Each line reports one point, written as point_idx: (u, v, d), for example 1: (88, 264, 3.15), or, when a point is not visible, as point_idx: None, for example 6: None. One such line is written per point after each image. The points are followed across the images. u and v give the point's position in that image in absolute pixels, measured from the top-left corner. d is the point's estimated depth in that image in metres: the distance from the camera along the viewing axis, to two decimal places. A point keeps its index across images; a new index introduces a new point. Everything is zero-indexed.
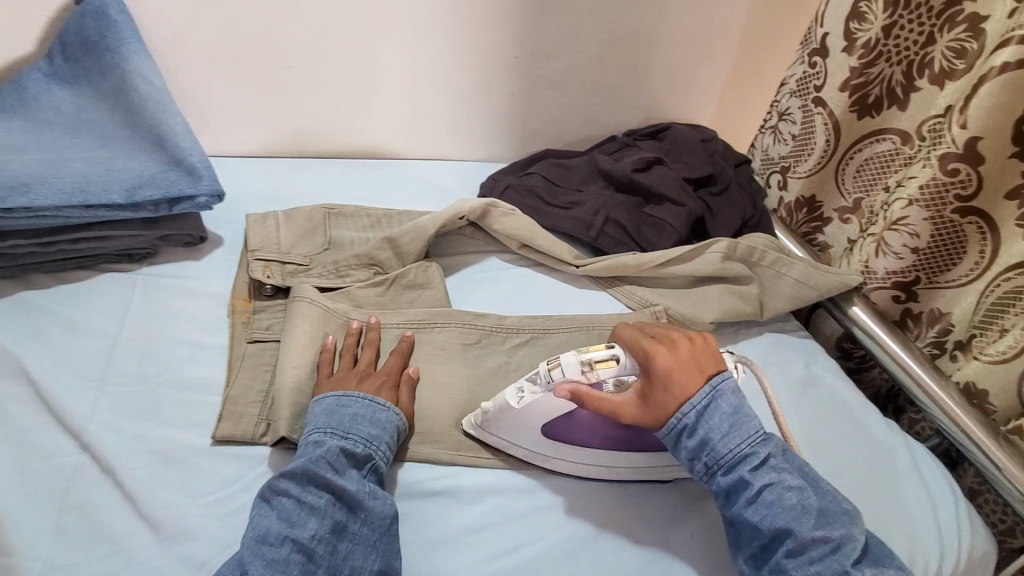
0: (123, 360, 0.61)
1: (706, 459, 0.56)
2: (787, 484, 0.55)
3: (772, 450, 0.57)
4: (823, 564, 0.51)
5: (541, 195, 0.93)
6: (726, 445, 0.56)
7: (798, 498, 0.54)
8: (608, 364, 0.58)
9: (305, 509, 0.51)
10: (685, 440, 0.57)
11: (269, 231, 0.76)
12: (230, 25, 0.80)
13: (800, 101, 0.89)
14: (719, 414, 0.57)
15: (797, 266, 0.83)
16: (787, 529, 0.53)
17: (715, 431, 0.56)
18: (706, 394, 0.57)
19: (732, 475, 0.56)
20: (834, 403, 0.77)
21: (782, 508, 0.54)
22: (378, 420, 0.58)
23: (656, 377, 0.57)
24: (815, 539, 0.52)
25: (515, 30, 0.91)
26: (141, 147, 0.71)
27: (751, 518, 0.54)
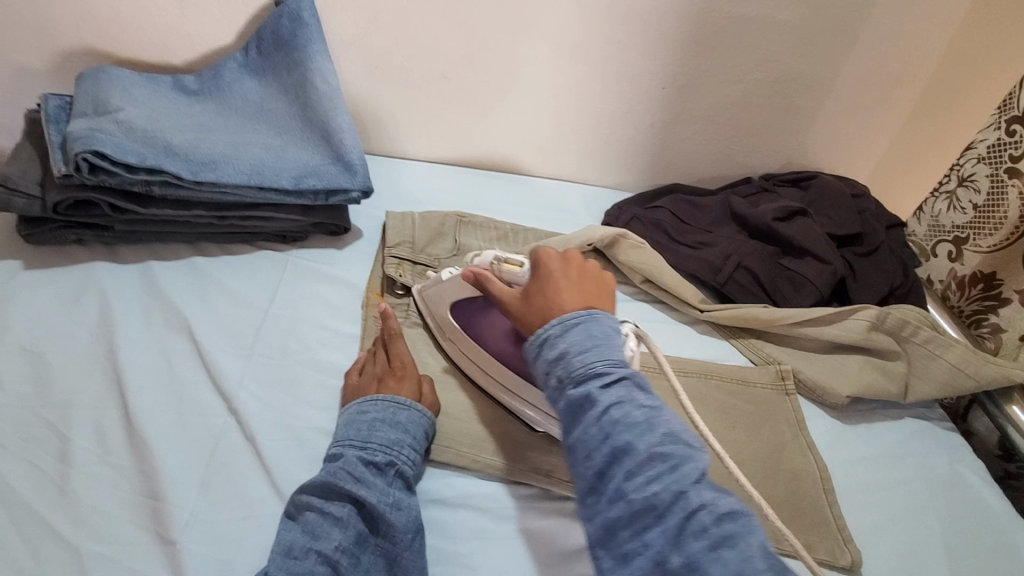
0: (271, 335, 0.65)
1: (559, 372, 0.49)
2: (638, 404, 0.46)
3: (631, 374, 0.48)
4: (657, 484, 0.41)
5: (667, 231, 0.90)
6: (580, 357, 0.48)
7: (646, 417, 0.45)
8: (514, 267, 0.64)
9: (328, 521, 0.49)
10: (544, 353, 0.51)
11: (406, 230, 0.79)
12: (401, 35, 0.85)
13: (988, 169, 0.81)
14: (583, 328, 0.50)
15: (955, 349, 0.74)
16: (625, 447, 0.44)
17: (574, 345, 0.49)
18: (580, 313, 0.52)
19: (580, 389, 0.47)
20: (987, 514, 0.67)
21: (625, 425, 0.44)
22: (399, 422, 0.57)
23: (539, 275, 0.57)
24: (652, 458, 0.43)
25: (668, 61, 0.90)
26: (311, 140, 0.78)
27: (588, 437, 0.45)
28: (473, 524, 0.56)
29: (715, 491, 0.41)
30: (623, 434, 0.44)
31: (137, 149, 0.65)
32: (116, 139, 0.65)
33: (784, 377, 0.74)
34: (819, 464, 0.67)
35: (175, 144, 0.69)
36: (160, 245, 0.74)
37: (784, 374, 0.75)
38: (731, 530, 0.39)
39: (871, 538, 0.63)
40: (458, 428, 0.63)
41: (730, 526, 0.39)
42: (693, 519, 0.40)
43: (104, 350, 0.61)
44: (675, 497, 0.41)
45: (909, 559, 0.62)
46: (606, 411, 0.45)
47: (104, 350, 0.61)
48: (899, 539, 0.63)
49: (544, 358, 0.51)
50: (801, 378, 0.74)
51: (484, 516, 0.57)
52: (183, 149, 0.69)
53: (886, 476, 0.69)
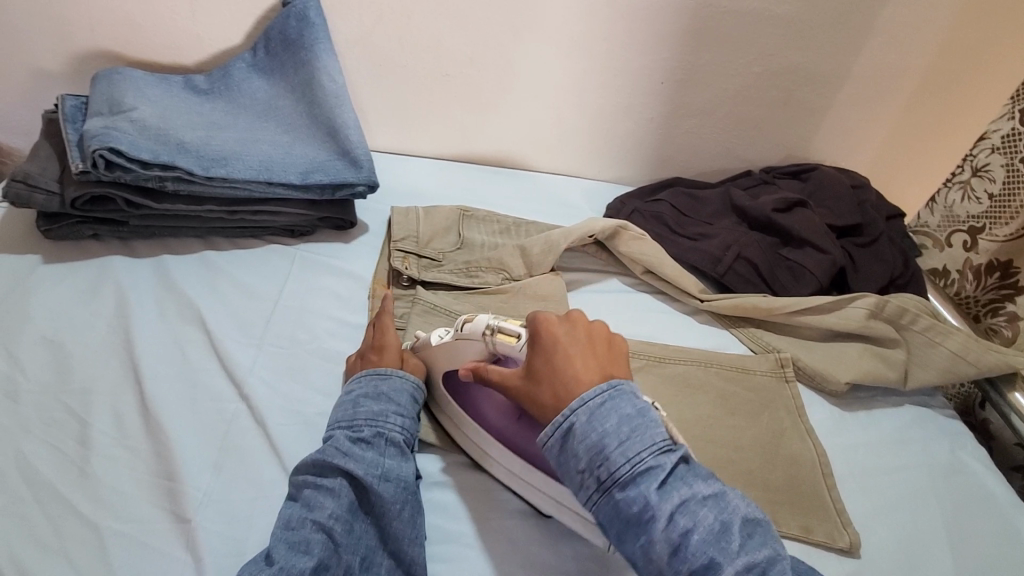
0: (280, 325, 0.67)
1: (602, 475, 0.48)
2: (699, 498, 0.47)
3: (677, 461, 0.48)
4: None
5: (668, 223, 0.91)
6: (626, 455, 0.47)
7: (714, 516, 0.46)
8: (510, 338, 0.57)
9: (321, 493, 0.51)
10: (578, 451, 0.49)
11: (410, 224, 0.81)
12: (405, 34, 0.87)
13: (1003, 158, 0.81)
14: (617, 417, 0.49)
15: (955, 336, 0.75)
16: (706, 562, 0.44)
17: (612, 439, 0.48)
18: (602, 391, 0.50)
19: (634, 494, 0.46)
20: (986, 499, 0.68)
21: (697, 532, 0.45)
22: (382, 396, 0.58)
23: (543, 350, 0.54)
24: (737, 568, 0.43)
25: (667, 56, 0.91)
26: (318, 137, 0.80)
27: (657, 552, 0.45)
28: (475, 506, 0.58)
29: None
30: (696, 544, 0.44)
31: (151, 146, 0.68)
32: (131, 136, 0.67)
33: (783, 365, 0.75)
34: (818, 449, 0.68)
35: (187, 141, 0.71)
36: (172, 239, 0.76)
37: (784, 361, 0.75)
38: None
39: (869, 522, 0.64)
40: (458, 435, 0.62)
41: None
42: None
43: (121, 340, 0.63)
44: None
45: (907, 542, 0.63)
46: (672, 518, 0.45)
47: (121, 341, 0.63)
48: (897, 523, 0.64)
49: (579, 458, 0.49)
50: (799, 365, 0.75)
51: (488, 499, 0.59)
52: (194, 146, 0.71)
53: (884, 462, 0.70)
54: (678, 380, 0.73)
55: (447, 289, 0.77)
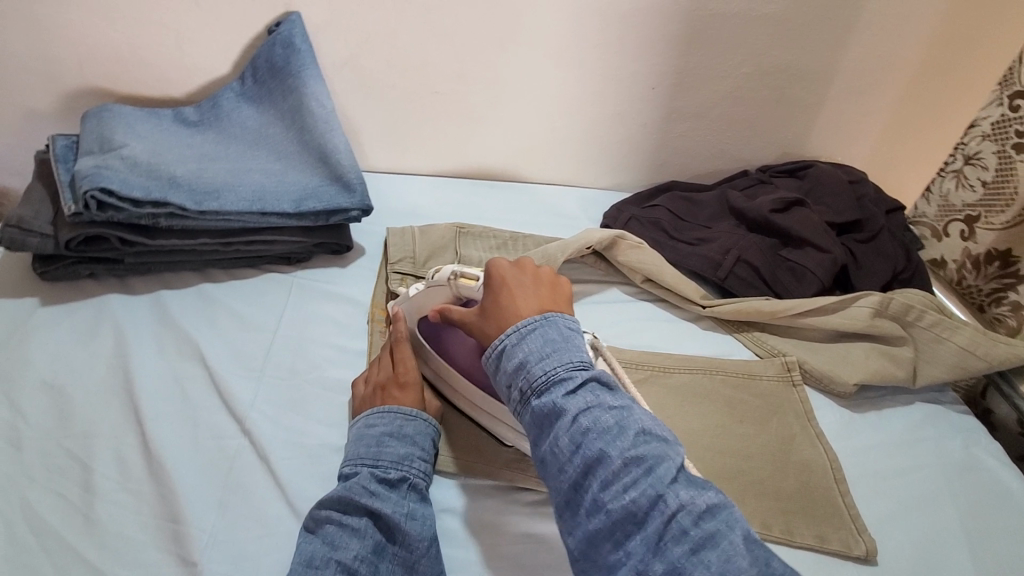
0: (279, 356, 0.67)
1: (522, 384, 0.50)
2: (605, 407, 0.48)
3: (591, 375, 0.50)
4: (635, 489, 0.44)
5: (666, 229, 0.91)
6: (542, 366, 0.50)
7: (616, 421, 0.47)
8: (471, 281, 0.61)
9: (346, 532, 0.50)
10: (505, 366, 0.52)
11: (406, 245, 0.81)
12: (392, 53, 0.87)
13: (994, 146, 0.80)
14: (539, 335, 0.52)
15: (963, 331, 0.74)
16: (598, 456, 0.45)
17: (534, 354, 0.51)
18: (535, 320, 0.53)
19: (546, 398, 0.49)
20: (1006, 497, 0.67)
21: (595, 430, 0.46)
22: (406, 435, 0.57)
23: (492, 289, 0.58)
24: (625, 462, 0.45)
25: (657, 62, 0.90)
26: (310, 163, 0.80)
27: (560, 449, 0.47)
28: (483, 532, 0.57)
29: (689, 488, 0.44)
30: (593, 442, 0.46)
31: (143, 184, 0.68)
32: (122, 175, 0.67)
33: (789, 368, 0.74)
34: (829, 454, 0.67)
35: (178, 175, 0.71)
36: (169, 274, 0.76)
37: (790, 365, 0.75)
38: (711, 527, 0.42)
39: (886, 527, 0.63)
40: (442, 382, 0.67)
41: (711, 524, 0.42)
42: (674, 521, 0.42)
43: (121, 380, 0.63)
44: (653, 502, 0.43)
45: (924, 545, 0.62)
46: (574, 418, 0.47)
47: (121, 380, 0.63)
48: (915, 527, 0.63)
49: (505, 371, 0.52)
50: (805, 368, 0.75)
51: (497, 524, 0.58)
52: (186, 180, 0.71)
53: (898, 464, 0.68)
54: (684, 390, 0.72)
55: None
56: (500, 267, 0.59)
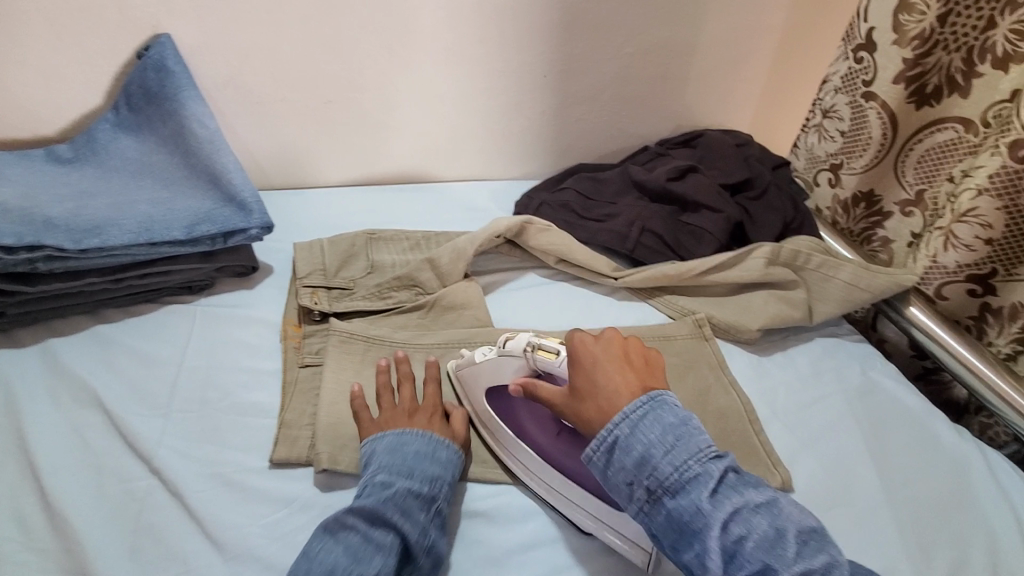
0: (186, 388, 0.64)
1: (649, 483, 0.49)
2: (749, 504, 0.47)
3: (723, 467, 0.48)
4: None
5: (575, 210, 0.94)
6: (671, 463, 0.48)
7: (769, 523, 0.46)
8: (550, 354, 0.60)
9: (369, 547, 0.49)
10: (622, 460, 0.50)
11: (314, 257, 0.78)
12: (276, 66, 0.85)
13: (847, 98, 0.86)
14: (656, 424, 0.50)
15: (846, 268, 0.80)
16: (763, 569, 0.44)
17: (656, 448, 0.49)
18: (643, 404, 0.51)
19: (685, 500, 0.47)
20: (900, 411, 0.73)
21: (750, 539, 0.45)
22: (439, 458, 0.57)
23: (583, 367, 0.56)
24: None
25: (543, 50, 0.93)
26: (200, 187, 0.77)
27: (712, 558, 0.45)
28: None
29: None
30: (753, 554, 0.44)
31: (13, 229, 0.63)
32: None
33: (700, 325, 0.78)
34: (742, 399, 0.71)
35: (55, 216, 0.67)
36: (59, 321, 0.71)
37: (701, 322, 0.79)
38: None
39: (797, 456, 0.67)
40: (500, 450, 0.63)
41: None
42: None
43: (10, 439, 0.58)
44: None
45: (834, 467, 0.67)
46: (723, 525, 0.46)
47: (11, 440, 0.58)
48: (824, 452, 0.68)
49: (622, 467, 0.50)
50: (715, 323, 0.79)
51: None
52: (63, 220, 0.67)
53: (804, 397, 0.73)
54: None
55: (362, 316, 0.75)
56: (583, 343, 0.57)
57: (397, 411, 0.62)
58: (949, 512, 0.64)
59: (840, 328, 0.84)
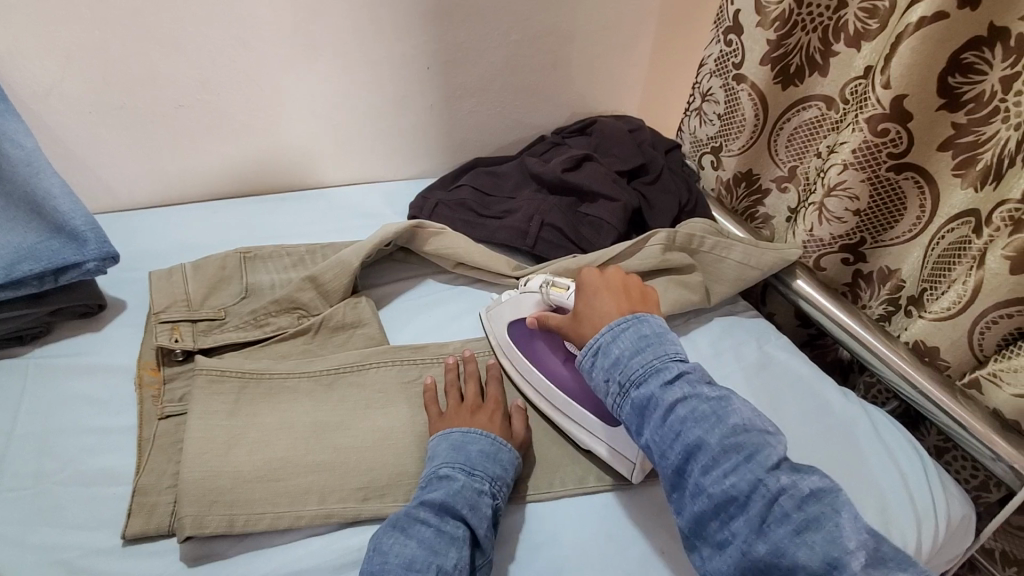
0: (17, 461, 0.55)
1: (619, 377, 0.55)
2: (702, 398, 0.51)
3: (688, 368, 0.53)
4: (736, 475, 0.47)
5: (472, 208, 0.89)
6: (636, 362, 0.54)
7: (714, 410, 0.50)
8: (560, 289, 0.66)
9: (444, 539, 0.49)
10: (601, 362, 0.56)
11: (175, 287, 0.68)
12: (109, 71, 0.74)
13: (720, 81, 0.88)
14: (631, 335, 0.56)
15: (736, 248, 0.82)
16: (697, 443, 0.49)
17: (626, 351, 0.55)
18: (627, 320, 0.57)
19: (643, 390, 0.53)
20: (795, 380, 0.75)
21: (694, 423, 0.50)
22: (499, 459, 0.56)
23: (583, 292, 0.63)
24: (727, 450, 0.48)
25: (423, 40, 0.87)
26: (18, 217, 0.64)
27: (660, 438, 0.51)
28: None
29: (790, 472, 0.47)
30: (693, 431, 0.50)
31: None
32: None
33: None
34: None
35: None
36: None
37: None
38: (814, 510, 0.45)
39: None
40: (517, 376, 0.68)
41: (814, 508, 0.45)
42: (775, 505, 0.45)
43: None
44: (754, 486, 0.46)
45: None
46: (671, 409, 0.51)
47: None
48: None
49: (601, 369, 0.56)
50: None
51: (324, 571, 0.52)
52: None
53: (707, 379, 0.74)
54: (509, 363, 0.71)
55: (235, 350, 0.66)
56: (588, 274, 0.64)
57: (276, 455, 0.55)
58: (841, 474, 0.66)
59: (736, 306, 0.86)
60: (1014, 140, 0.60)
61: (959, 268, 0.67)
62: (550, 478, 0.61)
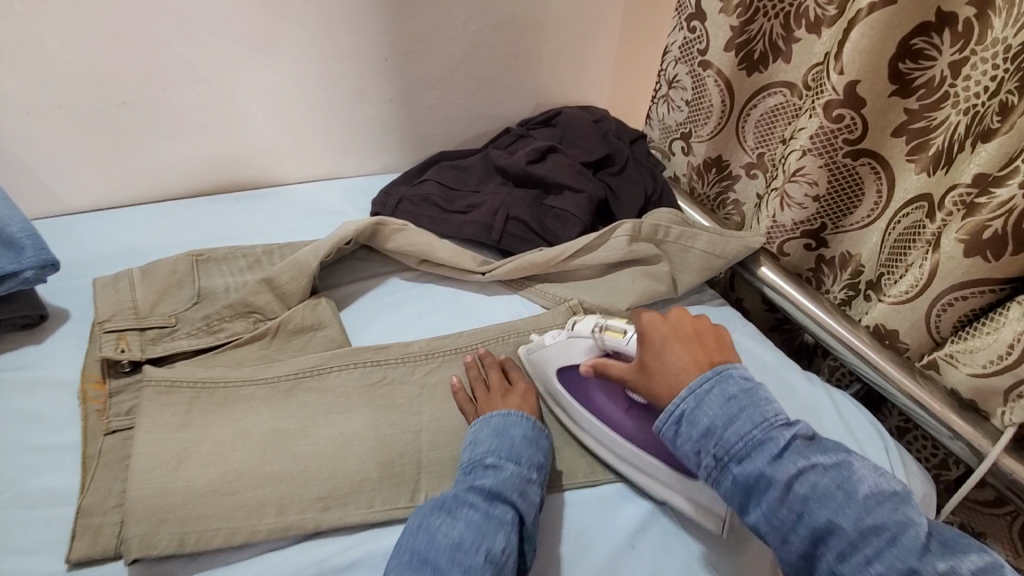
0: None
1: (714, 450, 0.49)
2: (818, 470, 0.47)
3: (794, 433, 0.49)
4: (881, 563, 0.43)
5: (436, 202, 0.87)
6: (734, 432, 0.49)
7: (835, 483, 0.46)
8: (616, 334, 0.61)
9: (494, 523, 0.49)
10: (687, 431, 0.51)
11: (121, 294, 0.65)
12: (43, 68, 0.70)
13: (686, 67, 0.87)
14: (718, 395, 0.51)
15: (701, 238, 0.82)
16: (827, 527, 0.45)
17: (718, 420, 0.50)
18: (710, 377, 0.52)
19: (750, 466, 0.48)
20: (761, 367, 0.76)
21: (816, 503, 0.46)
22: (543, 447, 0.56)
23: (653, 345, 0.56)
24: (864, 531, 0.44)
25: (380, 31, 0.84)
26: None
27: (778, 521, 0.47)
28: None
29: (942, 553, 0.43)
30: (819, 514, 0.45)
31: None
32: None
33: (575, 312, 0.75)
34: None
35: None
36: None
37: (575, 308, 0.75)
38: None
39: None
40: (572, 423, 0.63)
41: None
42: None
43: None
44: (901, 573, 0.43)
45: None
46: (789, 487, 0.46)
47: None
48: None
49: (687, 437, 0.51)
50: (587, 307, 0.76)
51: None
52: None
53: None
54: None
55: (189, 358, 0.63)
56: (652, 321, 0.58)
57: (232, 467, 0.53)
58: None
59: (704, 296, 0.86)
60: (964, 124, 0.61)
61: (914, 253, 0.68)
62: None
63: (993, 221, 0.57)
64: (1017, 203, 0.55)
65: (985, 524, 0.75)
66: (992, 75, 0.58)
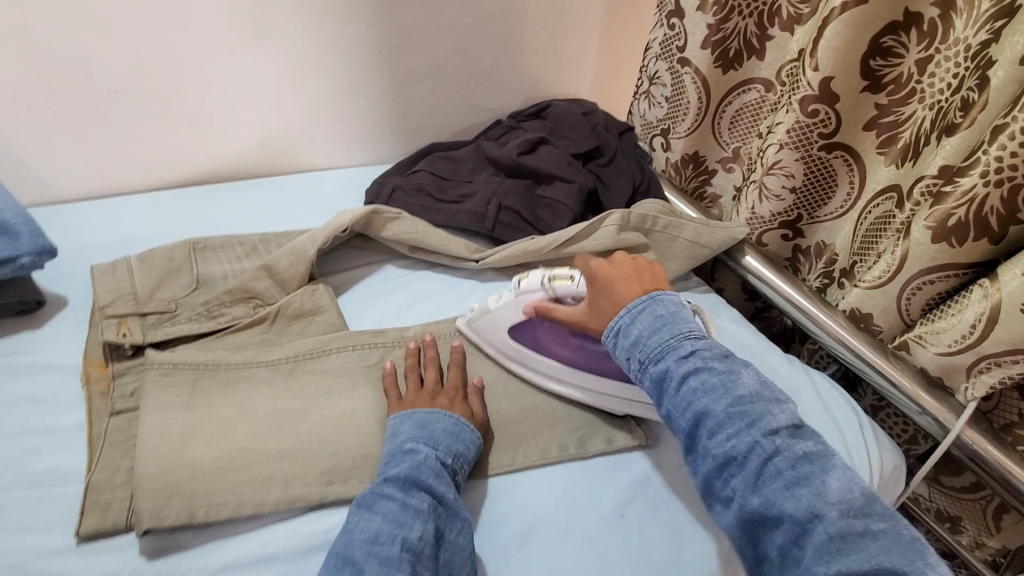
0: None
1: (638, 355, 0.56)
2: (713, 371, 0.53)
3: (700, 345, 0.55)
4: (739, 440, 0.49)
5: (430, 193, 0.89)
6: (655, 339, 0.56)
7: (723, 381, 0.52)
8: (566, 280, 0.65)
9: (409, 512, 0.50)
10: (622, 341, 0.58)
11: (120, 281, 0.66)
12: (32, 54, 0.70)
13: (666, 64, 0.90)
14: (648, 314, 0.57)
15: (687, 228, 0.85)
16: (706, 411, 0.51)
17: (644, 329, 0.57)
18: (643, 300, 0.59)
19: (662, 364, 0.55)
20: (744, 349, 0.79)
21: (703, 391, 0.52)
22: (463, 436, 0.58)
23: (596, 286, 0.63)
24: (731, 416, 0.50)
25: (372, 22, 0.85)
26: None
27: (674, 408, 0.53)
28: None
29: (790, 436, 0.49)
30: (703, 401, 0.51)
31: None
32: None
33: None
34: None
35: None
36: None
37: None
38: (806, 470, 0.47)
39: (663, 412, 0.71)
40: (518, 366, 0.69)
41: (806, 467, 0.47)
42: (771, 462, 0.48)
43: None
44: (753, 448, 0.49)
45: None
46: (684, 380, 0.53)
47: None
48: None
49: (620, 346, 0.58)
50: None
51: None
52: None
53: None
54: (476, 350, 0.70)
55: (189, 342, 0.64)
56: (598, 266, 0.63)
57: (236, 445, 0.54)
58: None
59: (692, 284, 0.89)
60: (929, 118, 0.65)
61: (886, 240, 0.72)
62: (512, 453, 0.62)
63: (958, 209, 0.60)
64: (977, 193, 0.58)
65: (960, 510, 0.80)
66: (953, 73, 0.61)
